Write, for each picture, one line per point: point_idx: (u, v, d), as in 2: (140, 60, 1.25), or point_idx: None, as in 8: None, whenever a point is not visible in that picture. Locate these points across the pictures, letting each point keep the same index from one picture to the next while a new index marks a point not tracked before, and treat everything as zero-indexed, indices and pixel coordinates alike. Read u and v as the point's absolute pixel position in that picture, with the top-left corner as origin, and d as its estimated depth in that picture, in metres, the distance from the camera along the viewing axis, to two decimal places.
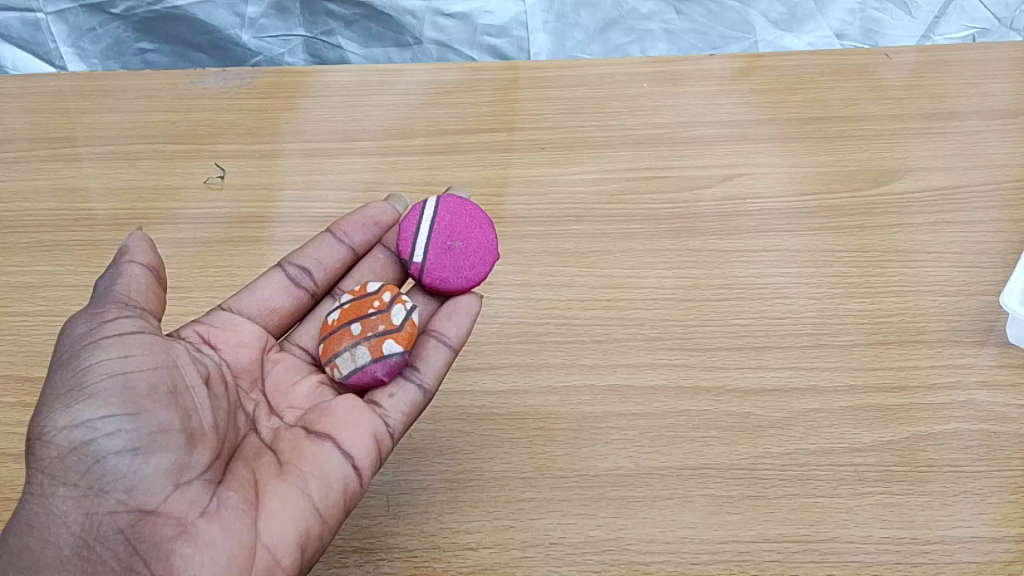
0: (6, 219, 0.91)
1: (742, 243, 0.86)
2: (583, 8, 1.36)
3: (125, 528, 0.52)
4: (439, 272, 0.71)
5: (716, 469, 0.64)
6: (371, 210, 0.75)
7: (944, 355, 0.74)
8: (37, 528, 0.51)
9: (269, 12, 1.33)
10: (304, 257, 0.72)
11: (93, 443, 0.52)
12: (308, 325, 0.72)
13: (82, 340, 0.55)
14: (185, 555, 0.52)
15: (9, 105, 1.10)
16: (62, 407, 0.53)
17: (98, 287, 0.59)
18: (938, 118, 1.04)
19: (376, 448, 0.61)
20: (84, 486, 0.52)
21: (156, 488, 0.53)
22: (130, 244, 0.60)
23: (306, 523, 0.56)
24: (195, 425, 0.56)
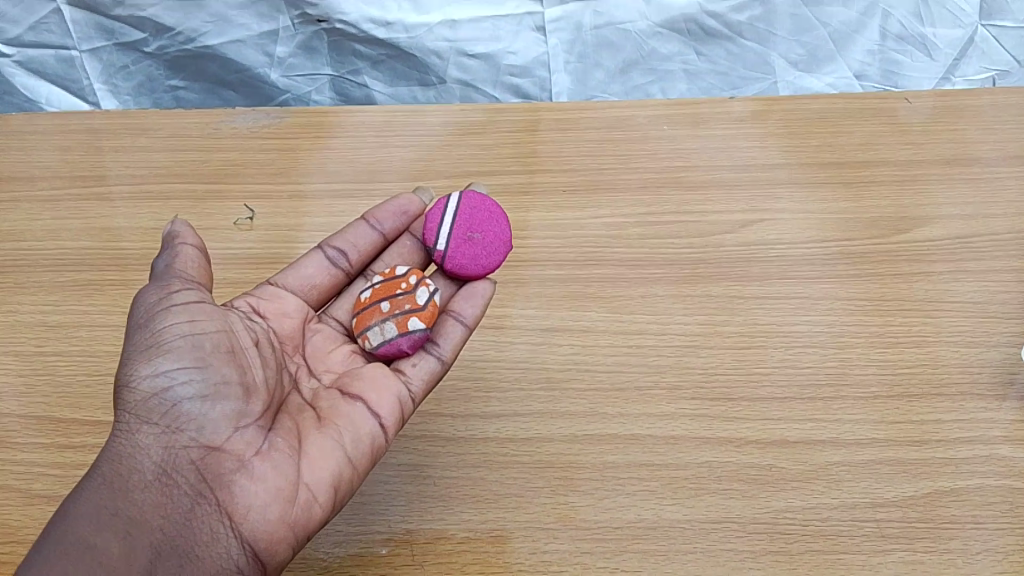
0: (41, 258, 0.93)
1: (763, 290, 0.86)
2: (605, 50, 1.38)
3: (196, 460, 0.59)
4: (458, 260, 0.78)
5: (738, 523, 0.65)
6: (401, 200, 0.81)
7: (965, 408, 0.74)
8: (123, 459, 0.58)
9: (297, 52, 1.36)
10: (341, 239, 0.79)
11: (169, 388, 0.59)
12: (343, 300, 0.78)
13: (154, 306, 0.62)
14: (244, 485, 0.59)
15: (44, 142, 1.13)
16: (144, 359, 0.60)
17: (157, 268, 0.66)
18: (958, 164, 1.05)
19: (402, 409, 0.67)
20: (163, 423, 0.59)
21: (220, 428, 0.60)
22: (178, 228, 0.68)
23: (342, 469, 0.62)
24: (251, 379, 0.63)
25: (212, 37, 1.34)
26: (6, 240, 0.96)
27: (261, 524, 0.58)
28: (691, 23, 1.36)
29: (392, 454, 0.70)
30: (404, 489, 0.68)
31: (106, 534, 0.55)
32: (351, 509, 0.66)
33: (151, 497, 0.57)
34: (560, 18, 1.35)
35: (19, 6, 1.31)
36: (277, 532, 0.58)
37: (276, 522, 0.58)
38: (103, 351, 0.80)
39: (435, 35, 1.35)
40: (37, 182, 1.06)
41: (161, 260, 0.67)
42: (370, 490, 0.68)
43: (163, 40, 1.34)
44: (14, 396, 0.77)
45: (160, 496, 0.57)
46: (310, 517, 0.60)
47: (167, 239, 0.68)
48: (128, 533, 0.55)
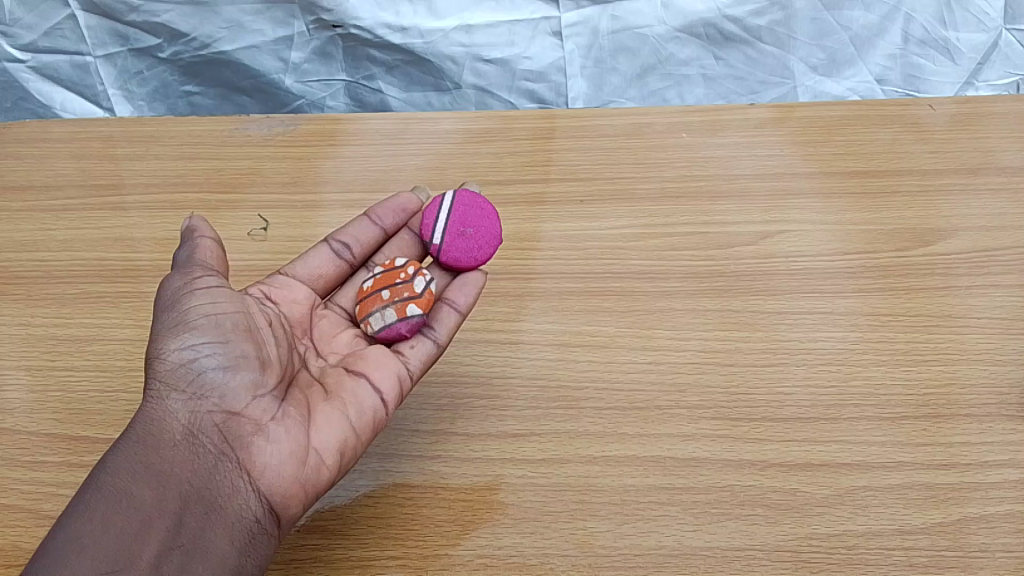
0: (54, 269, 0.92)
1: (785, 304, 0.85)
2: (621, 54, 1.36)
3: (219, 423, 0.61)
4: (451, 253, 0.78)
5: (762, 551, 0.63)
6: (401, 198, 0.80)
7: (993, 429, 0.72)
8: (152, 420, 0.61)
9: (312, 57, 1.36)
10: (345, 232, 0.78)
11: (194, 358, 0.62)
12: (347, 289, 0.78)
13: (179, 290, 0.64)
14: (261, 447, 0.61)
15: (58, 151, 1.12)
16: (172, 332, 0.62)
17: (178, 258, 0.68)
18: (983, 173, 1.02)
19: (403, 386, 0.68)
20: (188, 389, 0.61)
21: (241, 395, 0.62)
22: (195, 223, 0.70)
23: (349, 436, 0.64)
24: (267, 354, 0.65)
25: (227, 43, 1.33)
26: (19, 251, 0.96)
27: (275, 483, 0.60)
28: (709, 28, 1.34)
29: (407, 476, 0.69)
30: (419, 512, 0.67)
31: (139, 484, 0.58)
32: (366, 533, 0.65)
33: (178, 455, 0.60)
34: (576, 23, 1.33)
35: (33, 12, 1.31)
36: (289, 491, 0.61)
37: (288, 482, 0.61)
38: (116, 367, 0.80)
39: (450, 40, 1.34)
40: (50, 191, 1.05)
41: (183, 250, 0.68)
42: (386, 514, 0.66)
43: (177, 46, 1.34)
44: (26, 412, 0.76)
45: (187, 454, 0.60)
46: (318, 479, 0.62)
47: (185, 232, 0.70)
48: (157, 484, 0.58)
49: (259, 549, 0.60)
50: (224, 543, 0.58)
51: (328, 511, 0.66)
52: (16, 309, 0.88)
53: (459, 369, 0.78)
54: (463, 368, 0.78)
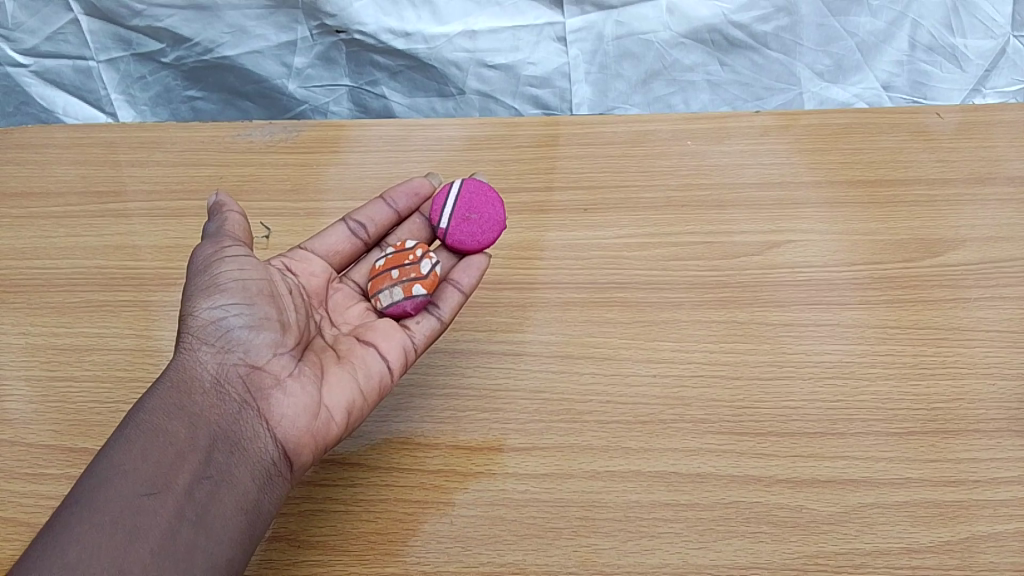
0: (54, 278, 0.92)
1: (791, 317, 0.84)
2: (627, 60, 1.36)
3: (243, 374, 0.64)
4: (456, 239, 0.78)
5: (768, 570, 0.62)
6: (415, 181, 0.81)
7: (1002, 445, 0.71)
8: (183, 368, 0.63)
9: (315, 62, 1.35)
10: (360, 214, 0.79)
11: (222, 315, 0.64)
12: (361, 266, 0.79)
13: (210, 257, 0.66)
14: (279, 398, 0.63)
15: (60, 156, 1.12)
16: (202, 291, 0.65)
17: (208, 229, 0.70)
18: (991, 182, 1.01)
19: (409, 356, 0.70)
20: (216, 341, 0.64)
21: (263, 351, 0.64)
22: (223, 198, 0.72)
23: (359, 397, 0.66)
24: (288, 317, 0.67)
25: (230, 48, 1.33)
26: (20, 259, 0.95)
27: (292, 432, 0.62)
28: (714, 34, 1.33)
29: (409, 490, 0.68)
30: (420, 527, 0.66)
31: (173, 421, 0.61)
32: (367, 549, 0.64)
33: (206, 400, 0.62)
34: (581, 28, 1.32)
35: (35, 17, 1.31)
36: (304, 441, 0.63)
37: (303, 432, 0.63)
38: (117, 377, 0.79)
39: (454, 45, 1.33)
40: (52, 198, 1.05)
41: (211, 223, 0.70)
42: (387, 530, 0.66)
43: (180, 50, 1.33)
44: (25, 423, 0.75)
45: (215, 399, 0.62)
46: (329, 434, 0.64)
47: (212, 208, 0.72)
48: (188, 424, 0.61)
49: (277, 491, 0.62)
50: (247, 480, 0.60)
51: (327, 528, 0.66)
52: (15, 318, 0.87)
53: (462, 381, 0.77)
54: (465, 380, 0.77)
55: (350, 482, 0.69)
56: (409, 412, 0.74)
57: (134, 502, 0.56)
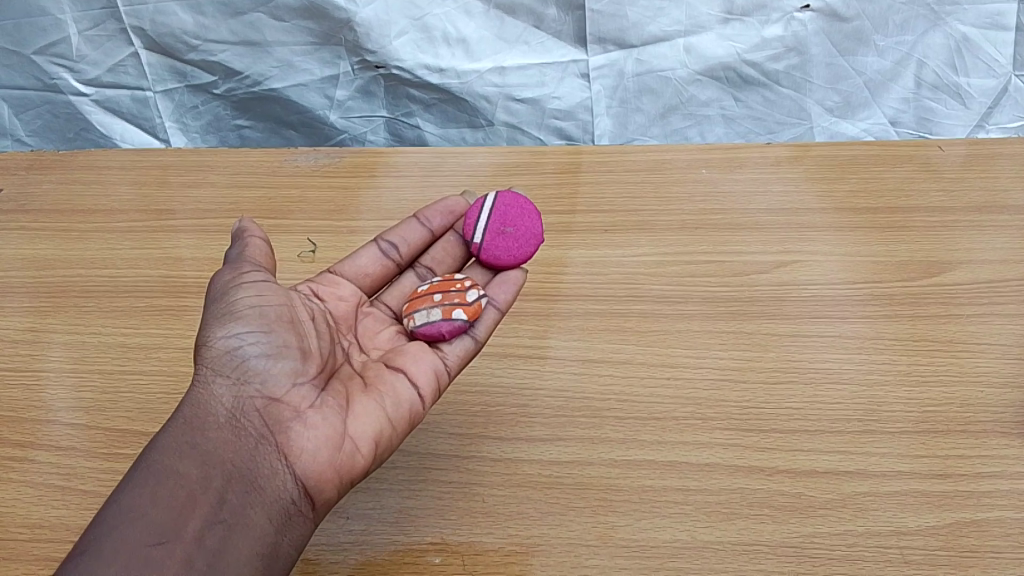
0: (120, 285, 1.01)
1: (796, 328, 0.91)
2: (646, 96, 1.45)
3: (260, 408, 0.66)
4: (492, 252, 0.85)
5: (768, 546, 0.69)
6: (448, 201, 0.89)
7: (988, 444, 0.78)
8: (200, 404, 0.66)
9: (355, 95, 1.46)
10: (393, 234, 0.86)
11: (239, 345, 0.67)
12: (393, 288, 0.84)
13: (229, 283, 0.70)
14: (298, 431, 0.65)
15: (120, 177, 1.22)
16: (220, 323, 0.68)
17: (230, 256, 0.74)
18: (989, 211, 1.08)
19: (437, 381, 0.72)
20: (233, 375, 0.67)
21: (281, 381, 0.67)
22: (244, 223, 0.76)
23: (383, 426, 0.67)
24: (308, 345, 0.70)
25: (277, 81, 1.43)
26: (88, 267, 1.04)
27: (311, 466, 0.64)
28: (729, 71, 1.42)
29: (446, 472, 0.76)
30: (455, 505, 0.73)
31: (186, 462, 0.63)
32: (407, 522, 0.72)
33: (222, 437, 0.65)
34: (603, 65, 1.41)
35: (98, 50, 1.42)
36: (323, 474, 0.64)
37: (324, 464, 0.65)
38: (182, 372, 0.88)
39: (485, 80, 1.42)
40: (114, 214, 1.14)
41: (235, 249, 0.75)
42: (426, 506, 0.73)
43: (231, 83, 1.44)
44: (100, 411, 0.85)
45: (230, 435, 0.65)
46: (353, 466, 0.66)
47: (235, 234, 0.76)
48: (201, 463, 0.63)
49: (295, 529, 0.64)
50: (261, 520, 0.62)
51: (373, 503, 0.73)
52: (87, 320, 0.96)
53: (492, 380, 0.85)
54: (495, 380, 0.85)
55: (393, 464, 0.76)
56: (444, 406, 0.82)
57: (143, 551, 0.58)
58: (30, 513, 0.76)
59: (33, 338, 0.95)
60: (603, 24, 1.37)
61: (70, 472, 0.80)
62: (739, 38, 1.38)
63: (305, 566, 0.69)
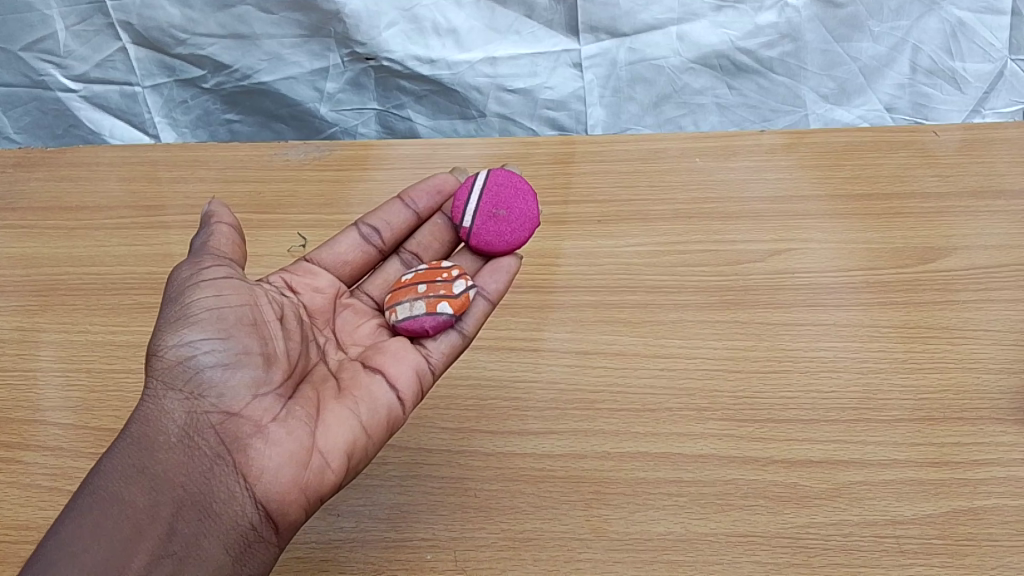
0: (109, 282, 1.00)
1: (790, 317, 0.90)
2: (638, 84, 1.44)
3: (216, 424, 0.63)
4: (482, 236, 0.84)
5: (763, 537, 0.68)
6: (434, 180, 0.88)
7: (985, 431, 0.77)
8: (151, 421, 0.63)
9: (346, 88, 1.44)
10: (375, 218, 0.85)
11: (193, 354, 0.64)
12: (377, 276, 0.85)
13: (186, 280, 0.68)
14: (259, 448, 0.63)
15: (109, 173, 1.21)
16: (173, 330, 0.65)
17: (194, 245, 0.73)
18: (985, 196, 1.07)
19: (418, 382, 0.71)
20: (186, 388, 0.64)
21: (241, 394, 0.64)
22: (215, 208, 0.74)
23: (355, 437, 0.65)
24: (272, 350, 0.67)
25: (267, 74, 1.42)
26: (76, 265, 1.03)
27: (273, 486, 0.62)
28: (722, 59, 1.41)
29: (437, 467, 0.75)
30: (446, 500, 0.72)
31: (133, 488, 0.60)
32: (398, 518, 0.71)
33: (173, 458, 0.62)
34: (596, 55, 1.40)
35: (86, 45, 1.40)
36: (287, 493, 0.62)
37: (288, 483, 0.62)
38: None
39: (476, 71, 1.41)
40: (103, 211, 1.13)
41: (201, 237, 0.73)
42: (417, 501, 0.72)
43: (220, 76, 1.43)
44: (89, 410, 0.84)
45: (183, 456, 0.62)
46: (322, 481, 0.63)
47: (204, 220, 0.75)
48: (149, 489, 0.60)
49: (256, 556, 0.61)
50: (216, 549, 0.60)
51: (364, 499, 0.73)
52: (76, 318, 0.96)
53: (484, 374, 0.84)
54: (487, 372, 0.84)
55: (383, 459, 0.76)
56: (435, 400, 0.81)
57: None
58: (19, 514, 0.76)
59: (21, 336, 0.94)
60: (594, 12, 1.35)
61: (58, 471, 0.79)
62: (733, 25, 1.37)
63: (294, 563, 0.68)
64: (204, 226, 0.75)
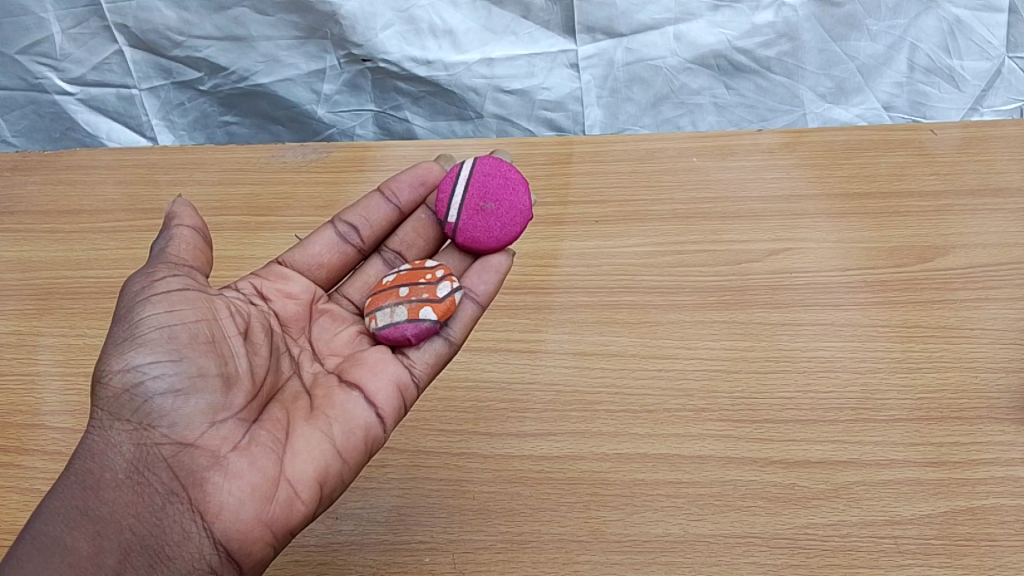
0: (106, 286, 1.00)
1: (788, 316, 0.90)
2: (636, 85, 1.44)
3: (169, 456, 0.62)
4: (471, 231, 0.83)
5: (761, 538, 0.68)
6: (416, 172, 0.87)
7: (983, 430, 0.77)
8: (97, 456, 0.62)
9: (343, 89, 1.45)
10: (354, 214, 0.85)
11: (142, 382, 0.62)
12: (359, 275, 0.85)
13: (137, 295, 0.66)
14: (217, 481, 0.62)
15: (106, 177, 1.21)
16: (118, 354, 0.63)
17: (155, 249, 0.71)
18: (982, 194, 1.07)
19: (399, 398, 0.70)
20: (135, 419, 0.62)
21: (195, 423, 0.63)
22: (177, 210, 0.73)
23: (326, 463, 0.65)
24: (231, 370, 0.66)
25: (263, 76, 1.42)
26: (74, 269, 1.03)
27: (232, 523, 0.61)
28: (720, 59, 1.41)
29: (435, 469, 0.75)
30: (444, 502, 0.72)
31: (76, 534, 0.59)
32: (396, 520, 0.71)
33: (122, 496, 0.61)
34: (593, 55, 1.40)
35: (82, 48, 1.40)
36: (250, 528, 0.61)
37: (250, 519, 0.61)
38: None
39: (473, 72, 1.41)
40: (100, 214, 1.13)
41: (161, 241, 0.72)
42: (414, 504, 0.72)
43: (216, 78, 1.43)
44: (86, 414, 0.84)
45: (131, 495, 0.61)
46: (290, 513, 0.63)
47: (166, 221, 0.73)
48: (93, 535, 0.60)
49: None
50: None
51: (361, 501, 0.72)
52: (73, 321, 0.95)
53: (482, 375, 0.84)
54: (484, 375, 0.84)
55: (381, 462, 0.75)
56: (432, 402, 0.81)
57: None
58: (16, 519, 0.76)
59: (18, 341, 0.94)
60: (591, 13, 1.35)
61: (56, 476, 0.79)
62: (729, 25, 1.37)
63: (291, 567, 0.68)
64: (166, 228, 0.73)
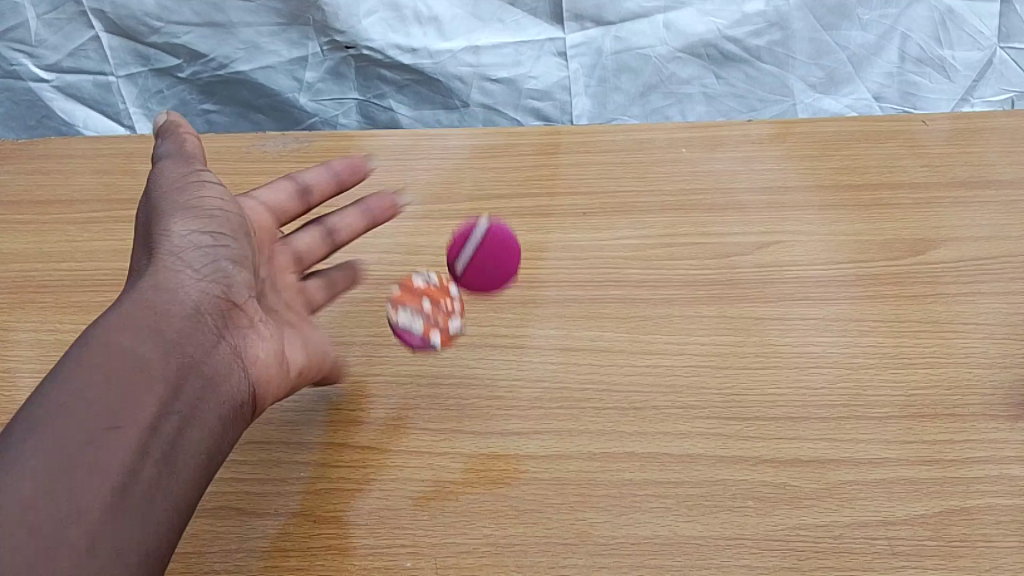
0: (81, 279, 0.97)
1: (778, 311, 0.88)
2: (624, 74, 1.45)
3: (221, 308, 0.69)
4: (469, 282, 0.89)
5: (751, 540, 0.66)
6: (354, 161, 0.93)
7: (976, 428, 0.75)
8: (159, 282, 0.66)
9: (325, 77, 1.44)
10: (305, 175, 0.89)
11: (198, 243, 0.69)
12: (300, 234, 0.88)
13: (185, 181, 0.73)
14: (243, 343, 0.70)
15: (83, 166, 1.18)
16: (181, 217, 0.70)
17: (168, 151, 0.76)
18: (975, 186, 1.06)
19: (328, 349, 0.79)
20: (193, 266, 0.68)
21: (241, 290, 0.71)
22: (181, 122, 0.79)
23: (302, 361, 0.76)
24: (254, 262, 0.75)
25: (243, 63, 1.41)
26: (46, 261, 1.00)
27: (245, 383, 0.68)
28: (710, 48, 1.42)
29: (418, 470, 0.72)
30: (427, 504, 0.70)
31: (145, 342, 0.63)
32: (377, 523, 0.68)
33: (183, 323, 0.65)
34: (581, 43, 1.42)
35: (58, 33, 1.39)
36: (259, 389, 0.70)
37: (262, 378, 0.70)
38: None
39: (459, 60, 1.42)
40: (75, 205, 1.10)
41: (173, 145, 0.76)
42: (396, 505, 0.69)
43: (196, 65, 1.41)
44: None
45: (194, 325, 0.66)
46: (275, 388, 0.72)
47: (170, 128, 0.78)
48: (159, 345, 0.63)
49: (231, 436, 0.66)
50: (214, 419, 0.64)
51: (341, 504, 0.70)
52: (46, 316, 0.92)
53: (466, 372, 0.82)
54: (469, 371, 0.82)
55: (362, 462, 0.73)
56: (415, 401, 0.79)
57: (93, 439, 0.57)
58: None
59: None
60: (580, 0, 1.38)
61: None
62: (720, 13, 1.40)
63: (267, 572, 0.65)
64: (168, 134, 0.78)
